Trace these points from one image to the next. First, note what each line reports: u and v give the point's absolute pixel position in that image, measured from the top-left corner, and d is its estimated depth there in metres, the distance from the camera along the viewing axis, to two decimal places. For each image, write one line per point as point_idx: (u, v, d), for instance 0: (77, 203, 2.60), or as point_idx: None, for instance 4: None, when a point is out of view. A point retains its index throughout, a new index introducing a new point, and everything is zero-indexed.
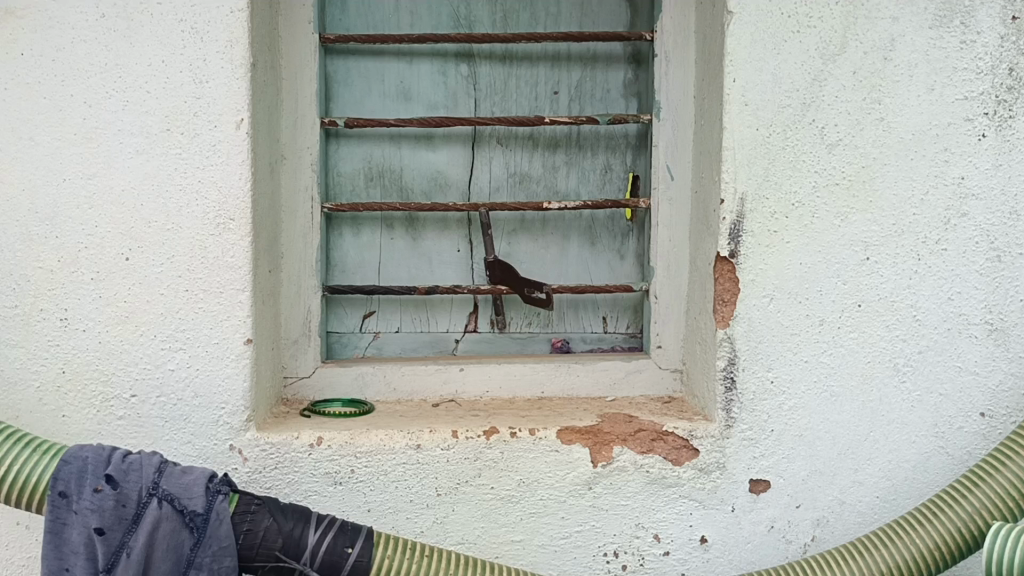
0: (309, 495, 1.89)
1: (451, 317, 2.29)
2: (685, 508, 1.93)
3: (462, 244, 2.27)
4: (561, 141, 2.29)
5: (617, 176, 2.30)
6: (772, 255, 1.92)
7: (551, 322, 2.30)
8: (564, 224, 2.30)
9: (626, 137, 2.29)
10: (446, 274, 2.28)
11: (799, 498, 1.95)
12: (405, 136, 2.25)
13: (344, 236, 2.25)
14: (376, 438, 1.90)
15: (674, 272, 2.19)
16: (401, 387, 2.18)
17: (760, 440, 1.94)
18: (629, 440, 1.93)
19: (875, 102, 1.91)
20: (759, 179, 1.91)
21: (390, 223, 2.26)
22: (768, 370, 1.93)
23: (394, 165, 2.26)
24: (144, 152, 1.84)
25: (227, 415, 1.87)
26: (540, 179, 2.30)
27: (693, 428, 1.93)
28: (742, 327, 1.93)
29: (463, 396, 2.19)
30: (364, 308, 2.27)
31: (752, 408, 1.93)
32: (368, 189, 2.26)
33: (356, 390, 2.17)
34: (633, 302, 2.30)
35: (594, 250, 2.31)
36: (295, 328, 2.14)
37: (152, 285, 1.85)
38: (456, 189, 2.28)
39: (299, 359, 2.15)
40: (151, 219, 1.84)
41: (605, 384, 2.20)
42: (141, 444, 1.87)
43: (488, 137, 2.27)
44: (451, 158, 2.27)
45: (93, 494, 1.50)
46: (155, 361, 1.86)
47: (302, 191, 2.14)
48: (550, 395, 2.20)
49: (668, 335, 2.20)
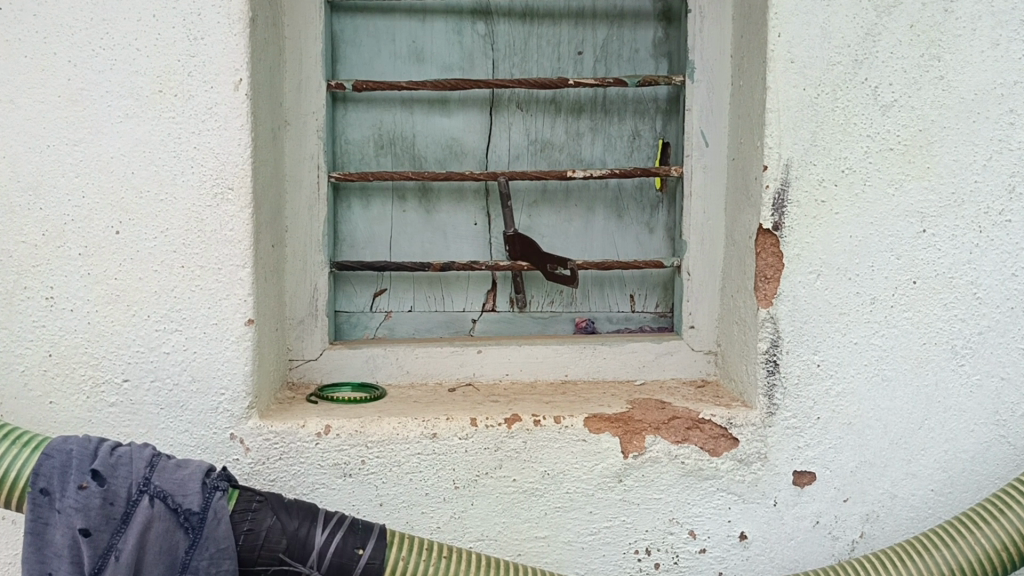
0: (317, 488, 1.75)
1: (467, 295, 2.13)
2: (723, 502, 1.79)
3: (479, 217, 2.12)
4: (586, 105, 2.12)
5: (645, 143, 2.13)
6: (819, 228, 1.75)
7: (575, 301, 2.15)
8: (589, 195, 2.14)
9: (656, 101, 2.12)
10: (462, 249, 2.13)
11: (846, 491, 1.80)
12: (418, 100, 2.09)
13: (353, 208, 2.10)
14: (389, 426, 1.75)
15: (709, 246, 2.03)
16: (415, 371, 2.03)
17: (806, 428, 1.79)
18: (662, 428, 1.78)
19: (934, 59, 1.73)
20: (806, 144, 1.74)
21: (402, 195, 2.10)
22: (815, 353, 1.77)
23: (405, 131, 2.10)
24: (134, 115, 1.68)
25: (227, 402, 1.73)
26: (562, 147, 2.13)
27: (731, 416, 1.79)
28: (786, 306, 1.76)
29: (481, 380, 2.04)
30: (374, 286, 2.12)
31: (796, 394, 1.78)
32: (378, 157, 2.10)
33: (367, 373, 2.02)
34: (662, 279, 2.15)
35: (620, 223, 2.15)
36: (301, 307, 1.99)
37: (144, 261, 1.70)
38: (473, 157, 2.12)
39: (305, 340, 2.00)
40: (141, 189, 1.69)
41: (634, 367, 2.05)
42: (135, 434, 1.73)
43: (507, 102, 2.11)
44: (467, 124, 2.10)
45: (77, 492, 1.36)
46: (149, 344, 1.71)
47: (308, 160, 1.98)
48: (574, 379, 2.05)
49: (701, 314, 2.05)
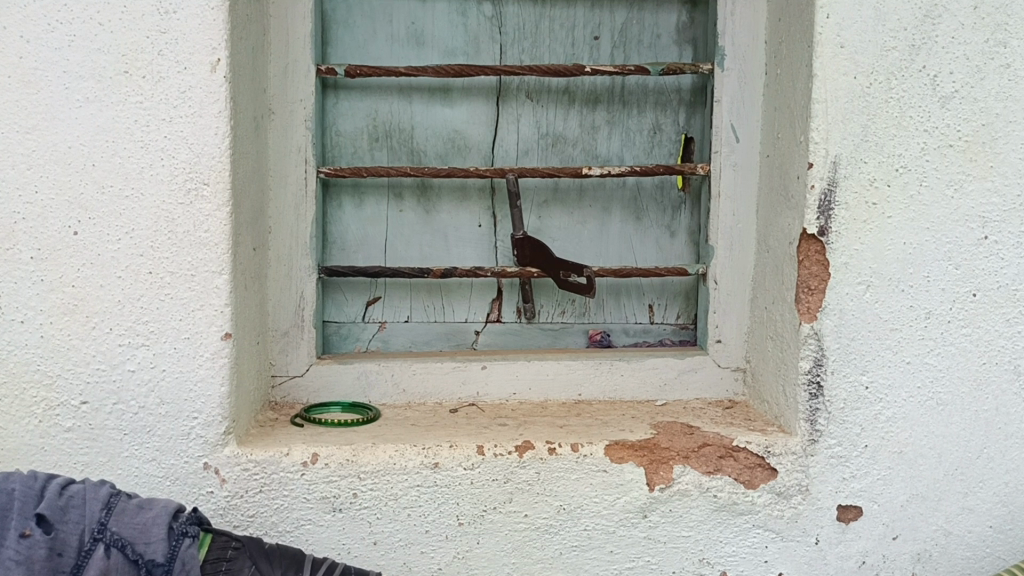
0: (302, 524, 1.55)
1: (470, 304, 1.93)
2: (759, 541, 1.60)
3: (484, 218, 1.91)
4: (602, 96, 1.92)
5: (667, 138, 1.94)
6: (870, 234, 1.56)
7: (588, 312, 1.95)
8: (605, 194, 1.94)
9: (679, 92, 1.92)
10: (465, 253, 1.92)
11: (896, 528, 1.61)
12: (417, 88, 1.89)
13: (344, 207, 1.89)
14: (385, 455, 1.55)
15: (738, 252, 1.83)
16: (412, 389, 1.83)
17: (852, 457, 1.60)
18: (692, 457, 1.59)
19: (1000, 45, 1.54)
20: (855, 139, 1.55)
21: (398, 193, 1.90)
22: (863, 373, 1.58)
23: (403, 123, 1.90)
24: (96, 100, 1.47)
25: (201, 427, 1.52)
26: (576, 141, 1.93)
27: (768, 444, 1.59)
28: (832, 320, 1.57)
29: (485, 400, 1.84)
30: (367, 294, 1.91)
31: (841, 420, 1.59)
32: (373, 151, 1.90)
33: (359, 391, 1.82)
34: (684, 288, 1.95)
35: (639, 226, 1.95)
36: (286, 318, 1.79)
37: (106, 266, 1.49)
38: (477, 151, 1.92)
39: (290, 355, 1.80)
40: (103, 184, 1.48)
41: (654, 386, 1.86)
42: (95, 463, 1.52)
43: (515, 91, 1.90)
44: (471, 115, 1.90)
45: (18, 541, 1.13)
46: (111, 360, 1.50)
47: (294, 153, 1.78)
48: (589, 398, 1.85)
49: (729, 327, 1.85)
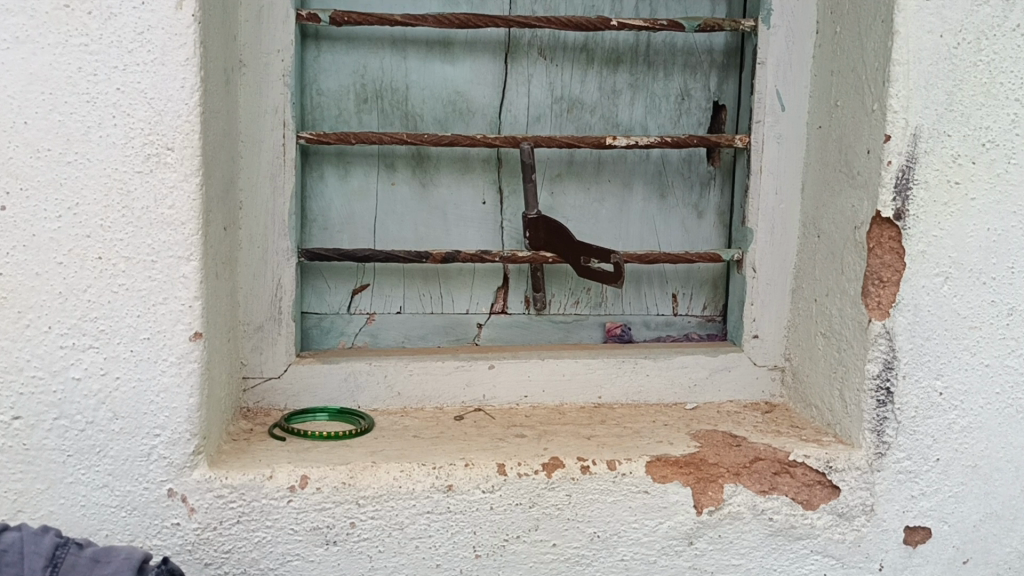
0: (289, 561, 1.29)
1: (471, 294, 1.68)
2: (816, 568, 1.41)
3: (489, 194, 1.66)
4: (624, 55, 1.68)
5: (696, 106, 1.70)
6: (950, 219, 1.36)
7: (605, 302, 1.72)
8: (626, 169, 1.70)
9: (711, 53, 1.69)
10: (467, 234, 1.67)
11: (966, 551, 1.43)
12: (413, 41, 1.62)
13: (327, 180, 1.62)
14: (388, 476, 1.30)
15: (780, 236, 1.61)
16: (408, 393, 1.57)
17: (922, 472, 1.40)
18: (743, 474, 1.37)
19: None
20: (938, 108, 1.34)
21: (390, 163, 1.63)
22: (936, 378, 1.39)
23: (396, 81, 1.63)
24: (29, 39, 1.17)
25: (165, 447, 1.24)
26: (594, 107, 1.69)
27: (830, 458, 1.39)
28: (905, 317, 1.37)
29: (493, 405, 1.60)
30: (353, 282, 1.65)
31: (911, 430, 1.39)
32: (360, 114, 1.63)
33: (346, 395, 1.56)
34: (712, 275, 1.73)
35: (663, 204, 1.72)
36: (259, 310, 1.52)
37: (43, 249, 1.20)
38: (482, 117, 1.66)
39: (265, 353, 1.53)
40: (38, 147, 1.18)
41: (683, 387, 1.64)
42: (29, 493, 1.23)
43: (526, 47, 1.65)
44: (475, 74, 1.64)
45: None
46: (51, 366, 1.21)
47: (270, 114, 1.49)
48: (610, 402, 1.62)
49: (768, 321, 1.64)
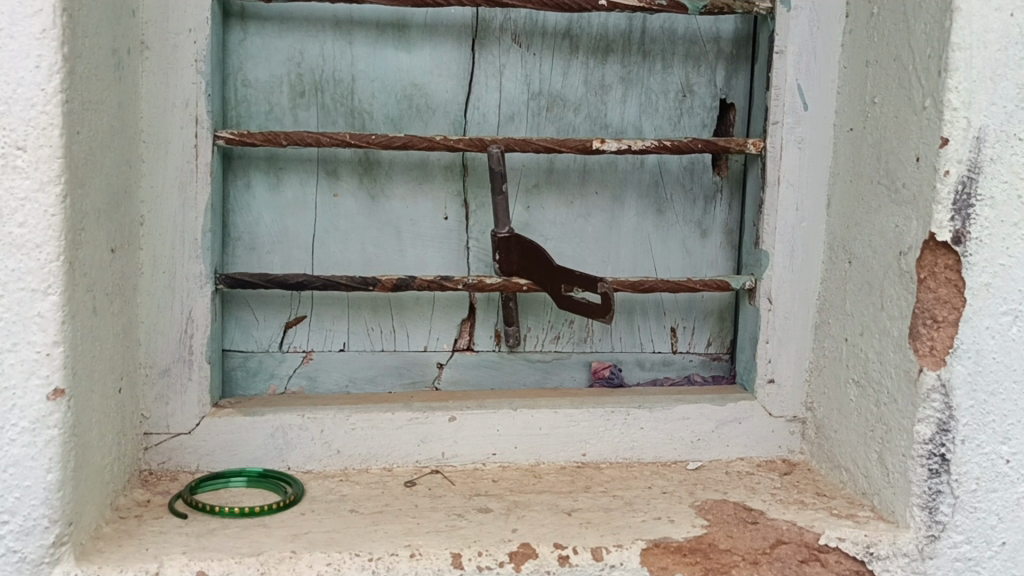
0: None
1: (430, 327, 1.40)
2: None
3: (451, 207, 1.38)
4: (615, 43, 1.40)
5: (700, 104, 1.43)
6: (1020, 244, 1.09)
7: (590, 338, 1.43)
8: (617, 178, 1.42)
9: (718, 41, 1.42)
10: (424, 256, 1.39)
11: None
12: (360, 23, 1.33)
13: (254, 189, 1.34)
14: (311, 571, 1.03)
15: (802, 260, 1.34)
16: (350, 451, 1.29)
17: (983, 560, 1.14)
18: (762, 563, 1.12)
19: None
20: (1008, 106, 1.08)
21: (331, 170, 1.35)
22: (1002, 443, 1.12)
23: (340, 71, 1.34)
24: None
25: (15, 539, 0.95)
26: (579, 104, 1.41)
27: (870, 543, 1.12)
28: (964, 366, 1.10)
29: (453, 465, 1.31)
30: (286, 313, 1.36)
31: (970, 507, 1.13)
32: (296, 110, 1.34)
33: (273, 454, 1.27)
34: (718, 305, 1.45)
35: (660, 221, 1.44)
36: (165, 350, 1.24)
37: None
38: (443, 115, 1.38)
39: (172, 403, 1.24)
40: None
41: (684, 442, 1.36)
42: None
43: (497, 32, 1.37)
44: (435, 63, 1.36)
45: None
46: None
47: (179, 109, 1.21)
48: (597, 461, 1.34)
49: (786, 362, 1.36)
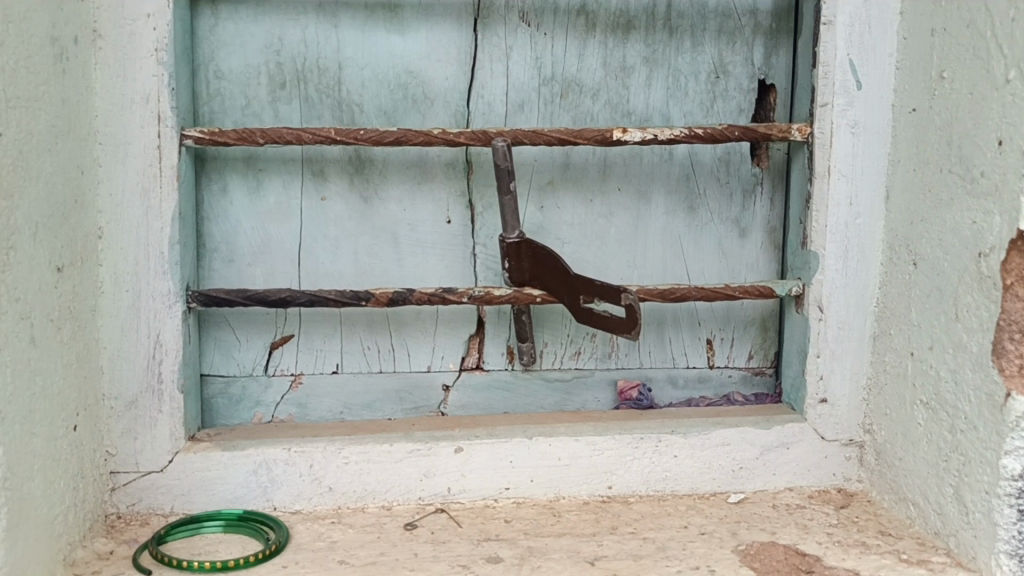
0: None
1: (433, 344, 1.24)
2: None
3: (455, 209, 1.22)
4: (637, 18, 1.23)
5: (735, 86, 1.26)
6: None
7: (615, 353, 1.27)
8: (642, 172, 1.25)
9: (755, 13, 1.24)
10: (425, 264, 1.23)
11: None
12: (347, 3, 1.18)
13: (232, 194, 1.19)
14: None
15: (858, 262, 1.16)
16: (342, 488, 1.13)
17: None
18: None
19: None
20: None
21: (317, 170, 1.19)
22: None
23: (325, 59, 1.19)
24: None
25: None
26: (598, 89, 1.24)
27: None
28: None
29: (460, 502, 1.15)
30: (271, 332, 1.21)
31: None
32: (278, 104, 1.19)
33: (256, 493, 1.12)
34: (760, 313, 1.28)
35: (693, 219, 1.27)
36: (131, 379, 1.09)
37: None
38: (443, 106, 1.22)
39: (140, 438, 1.10)
40: None
41: (725, 472, 1.19)
42: None
43: (502, 11, 1.21)
44: (433, 47, 1.20)
45: None
46: None
47: (138, 105, 1.06)
48: (624, 495, 1.18)
49: (841, 380, 1.18)
